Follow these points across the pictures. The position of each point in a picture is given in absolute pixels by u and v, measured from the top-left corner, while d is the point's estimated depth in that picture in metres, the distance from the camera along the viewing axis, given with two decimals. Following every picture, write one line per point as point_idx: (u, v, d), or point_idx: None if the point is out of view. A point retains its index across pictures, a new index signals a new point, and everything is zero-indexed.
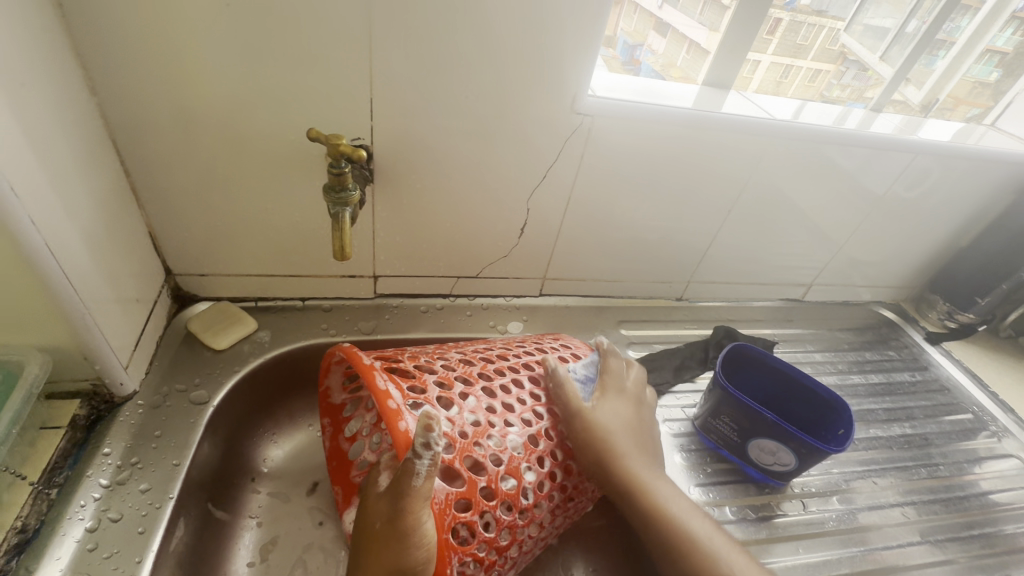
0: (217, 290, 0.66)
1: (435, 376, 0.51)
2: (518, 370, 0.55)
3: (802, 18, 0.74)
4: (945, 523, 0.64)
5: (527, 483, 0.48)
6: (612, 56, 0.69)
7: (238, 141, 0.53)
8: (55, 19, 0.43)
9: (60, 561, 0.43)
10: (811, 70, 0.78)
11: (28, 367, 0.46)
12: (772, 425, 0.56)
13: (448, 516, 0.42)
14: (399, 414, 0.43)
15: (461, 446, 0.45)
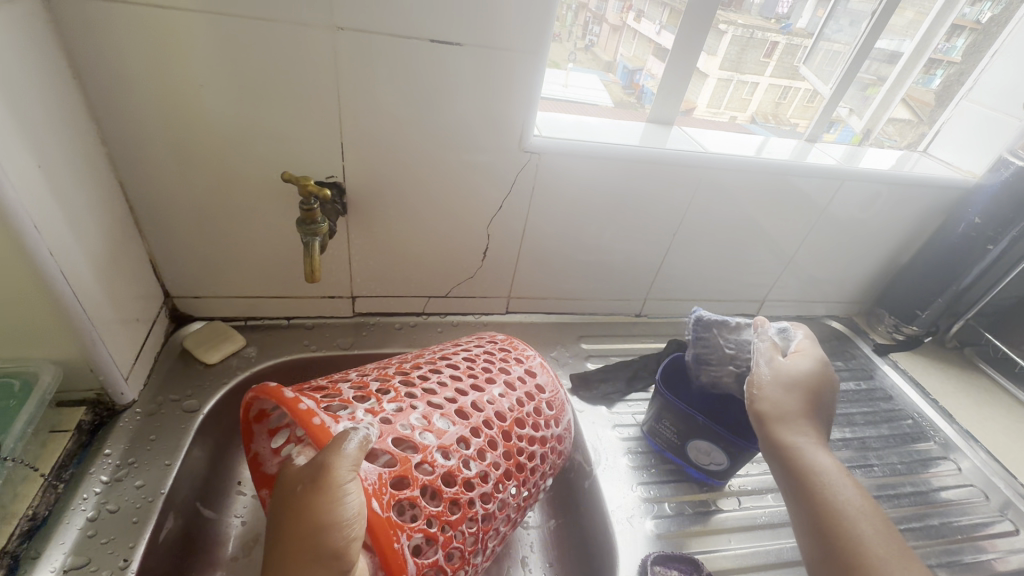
0: (210, 311, 0.74)
1: (350, 383, 0.54)
2: (434, 363, 0.60)
3: (799, 41, 0.85)
4: (896, 516, 0.71)
5: (464, 456, 0.50)
6: (611, 81, 0.84)
7: (228, 179, 0.62)
8: (75, 81, 0.52)
9: (64, 545, 0.49)
10: (808, 92, 0.89)
11: (43, 377, 0.53)
12: (705, 426, 0.61)
13: (385, 493, 0.43)
14: (310, 411, 0.45)
15: (383, 427, 0.48)
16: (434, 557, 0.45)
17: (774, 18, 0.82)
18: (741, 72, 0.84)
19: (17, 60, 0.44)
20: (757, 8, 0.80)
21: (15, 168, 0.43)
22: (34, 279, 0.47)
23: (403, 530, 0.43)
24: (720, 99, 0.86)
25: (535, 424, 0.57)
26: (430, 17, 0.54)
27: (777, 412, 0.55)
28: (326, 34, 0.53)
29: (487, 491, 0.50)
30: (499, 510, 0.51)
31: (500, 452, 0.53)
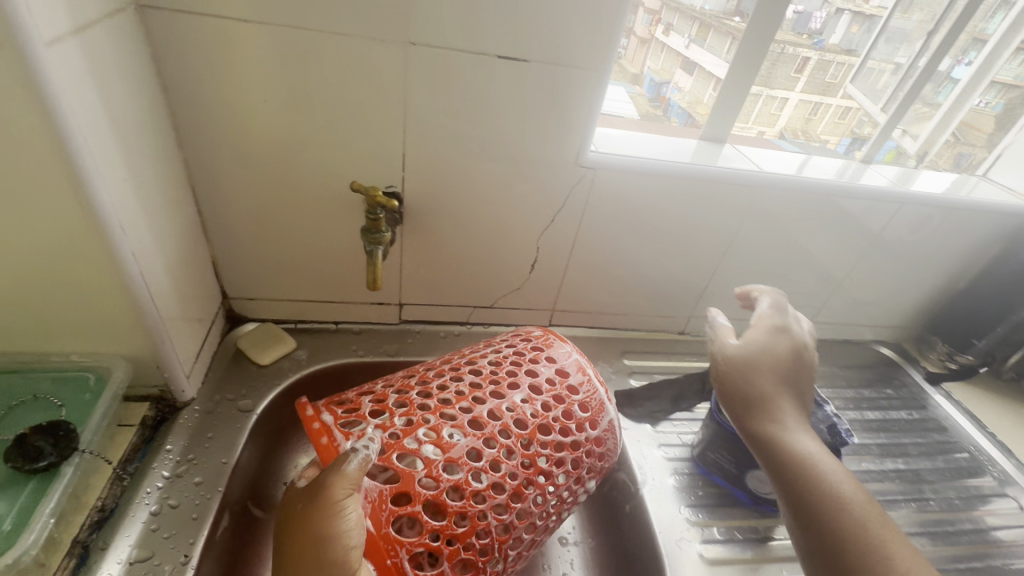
0: (263, 312, 0.76)
1: (372, 397, 0.56)
2: (459, 370, 0.60)
3: (830, 57, 0.84)
4: (953, 555, 0.68)
5: (475, 469, 0.49)
6: (638, 94, 0.81)
7: (293, 186, 0.63)
8: (159, 89, 0.54)
9: (129, 538, 0.51)
10: (839, 108, 0.88)
11: (115, 373, 0.55)
12: None
13: (383, 511, 0.45)
14: (320, 434, 0.49)
15: (391, 443, 0.49)
16: (440, 570, 0.45)
17: (806, 33, 0.78)
18: (771, 87, 0.80)
19: (116, 70, 0.46)
20: (791, 22, 0.74)
21: (108, 173, 0.45)
22: (116, 278, 0.49)
23: (403, 546, 0.44)
24: (749, 114, 0.81)
25: (562, 428, 0.55)
26: (499, 34, 0.55)
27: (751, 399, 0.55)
28: (399, 48, 0.54)
29: (500, 501, 0.49)
30: (519, 520, 0.50)
31: (518, 461, 0.52)
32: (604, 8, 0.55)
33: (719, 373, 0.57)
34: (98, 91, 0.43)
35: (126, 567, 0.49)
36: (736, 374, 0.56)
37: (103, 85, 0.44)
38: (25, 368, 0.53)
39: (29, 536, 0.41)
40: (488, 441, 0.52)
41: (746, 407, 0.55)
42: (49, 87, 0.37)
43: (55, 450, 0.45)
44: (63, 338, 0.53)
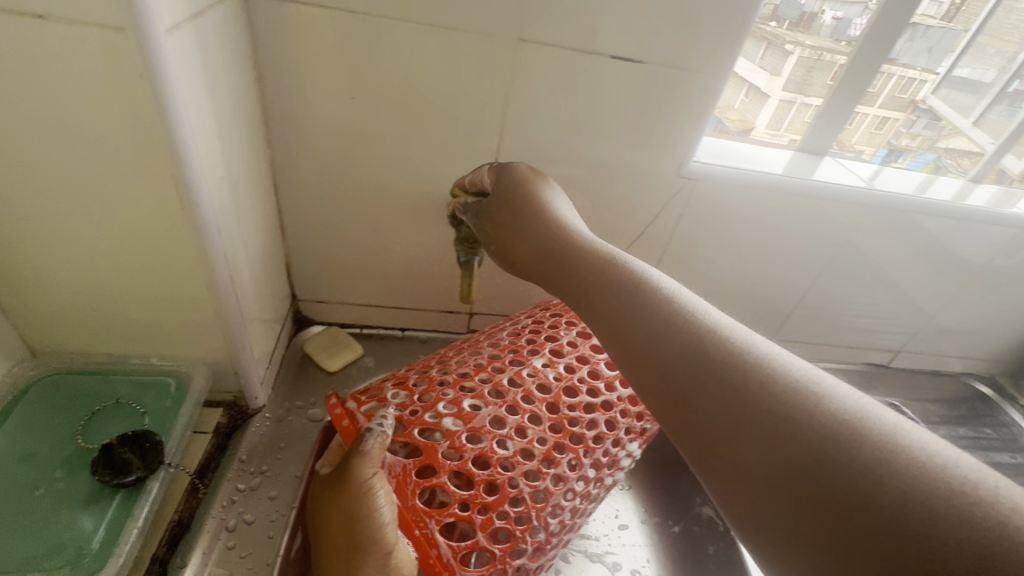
0: (330, 316, 0.73)
1: (392, 378, 0.55)
2: (478, 345, 0.59)
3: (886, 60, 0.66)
4: None
5: (499, 439, 0.48)
6: None
7: (377, 187, 0.60)
8: (255, 82, 0.51)
9: (206, 556, 0.48)
10: (878, 118, 0.72)
11: (195, 378, 0.52)
12: None
13: (408, 484, 0.44)
14: (342, 415, 0.48)
15: (411, 419, 0.48)
16: (474, 539, 0.43)
17: (845, 41, 0.65)
18: (805, 94, 0.69)
19: (223, 62, 0.43)
20: (828, 28, 0.65)
21: (211, 171, 0.42)
22: (207, 281, 0.46)
23: (432, 517, 0.43)
24: (778, 121, 0.72)
25: (589, 391, 0.54)
26: (617, 33, 0.51)
27: (568, 276, 0.45)
28: (508, 45, 0.51)
29: (532, 468, 0.47)
30: (556, 487, 0.48)
31: (546, 425, 0.50)
32: (734, 12, 0.51)
33: (512, 240, 0.49)
34: (208, 82, 0.40)
35: None
36: (561, 229, 0.47)
37: (213, 76, 0.41)
38: (106, 371, 0.52)
39: (120, 556, 0.40)
40: (512, 409, 0.50)
41: (574, 285, 0.44)
42: (168, 78, 0.35)
43: (142, 463, 0.44)
44: (146, 341, 0.51)
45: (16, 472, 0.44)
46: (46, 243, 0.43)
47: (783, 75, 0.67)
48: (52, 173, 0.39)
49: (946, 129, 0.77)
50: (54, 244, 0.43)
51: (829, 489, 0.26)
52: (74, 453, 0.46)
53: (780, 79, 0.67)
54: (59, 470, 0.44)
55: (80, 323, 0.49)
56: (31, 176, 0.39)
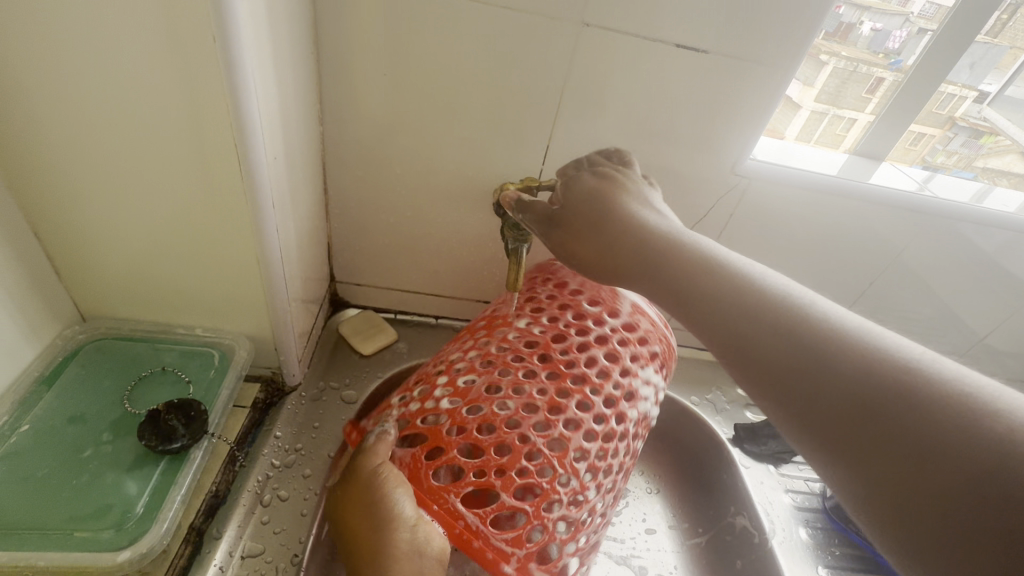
0: (366, 300, 0.73)
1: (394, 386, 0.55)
2: (469, 327, 0.57)
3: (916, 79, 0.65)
4: None
5: (497, 401, 0.45)
6: None
7: (425, 171, 0.60)
8: (313, 57, 0.51)
9: (240, 530, 0.48)
10: (913, 134, 0.68)
11: (238, 352, 0.53)
12: None
13: (418, 470, 0.42)
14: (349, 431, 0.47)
15: (409, 413, 0.47)
16: (500, 502, 0.40)
17: (882, 53, 0.64)
18: (839, 106, 0.67)
19: (289, 33, 0.43)
20: (865, 39, 0.63)
21: (271, 142, 0.42)
22: (258, 254, 0.46)
23: (451, 492, 0.40)
24: (808, 132, 0.68)
25: (584, 332, 0.51)
26: (683, 22, 0.50)
27: (634, 254, 0.42)
28: (570, 31, 0.50)
29: (541, 414, 0.44)
30: (574, 432, 0.44)
31: (542, 375, 0.47)
32: (807, 7, 0.49)
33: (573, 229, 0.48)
34: (274, 51, 0.40)
35: (239, 562, 0.46)
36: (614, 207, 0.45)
37: (278, 47, 0.41)
38: (153, 340, 0.53)
39: (162, 523, 0.40)
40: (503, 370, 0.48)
41: (637, 263, 0.41)
42: (240, 43, 0.35)
43: (187, 431, 0.44)
44: (194, 310, 0.51)
45: (64, 432, 0.44)
46: (106, 206, 0.43)
47: (815, 85, 0.64)
48: (119, 135, 0.39)
49: (985, 147, 0.73)
50: (113, 207, 0.44)
51: (915, 458, 0.26)
52: (121, 417, 0.47)
53: (812, 89, 0.64)
54: (106, 433, 0.45)
55: (130, 290, 0.49)
56: (99, 137, 0.39)
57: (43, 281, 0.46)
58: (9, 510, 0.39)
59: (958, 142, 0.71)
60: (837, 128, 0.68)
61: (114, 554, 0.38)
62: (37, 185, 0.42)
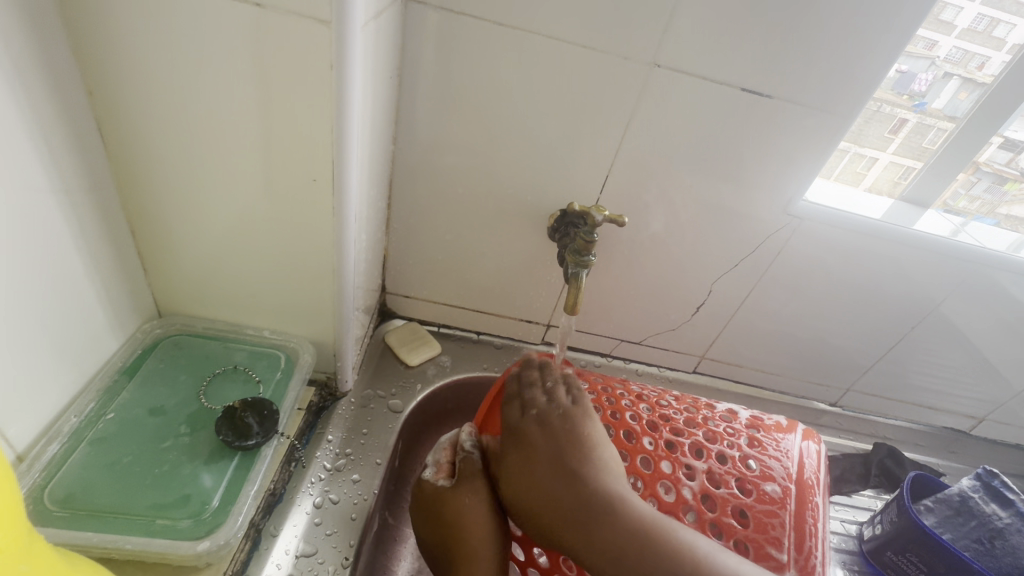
0: (411, 312, 0.74)
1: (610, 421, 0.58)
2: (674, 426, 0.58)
3: (931, 121, 0.64)
4: None
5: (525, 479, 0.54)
6: None
7: (486, 194, 0.62)
8: (395, 84, 0.55)
9: (296, 529, 0.49)
10: (947, 181, 0.67)
11: (302, 355, 0.55)
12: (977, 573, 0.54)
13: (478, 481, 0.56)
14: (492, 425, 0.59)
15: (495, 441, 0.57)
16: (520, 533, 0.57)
17: (906, 95, 0.62)
18: (860, 145, 0.65)
19: (382, 63, 0.46)
20: (890, 80, 0.60)
21: (360, 160, 0.45)
22: (334, 263, 0.49)
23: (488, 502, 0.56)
24: (830, 169, 0.66)
25: (699, 488, 0.53)
26: (749, 67, 0.52)
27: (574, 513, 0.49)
28: (641, 68, 0.53)
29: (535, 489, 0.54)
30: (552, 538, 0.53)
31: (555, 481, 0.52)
32: (868, 66, 0.52)
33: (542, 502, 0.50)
34: (371, 77, 0.43)
35: (294, 560, 0.47)
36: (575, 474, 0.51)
37: (374, 73, 0.44)
38: (223, 339, 0.55)
39: (236, 518, 0.43)
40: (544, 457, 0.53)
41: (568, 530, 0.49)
42: (352, 70, 0.38)
43: (260, 429, 0.47)
44: (266, 313, 0.54)
45: (145, 422, 0.47)
46: (199, 209, 0.46)
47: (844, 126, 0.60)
48: (227, 147, 0.42)
49: (1009, 194, 0.71)
50: (209, 212, 0.46)
51: None
52: (195, 411, 0.49)
53: None
54: (183, 426, 0.47)
55: (209, 290, 0.52)
56: (207, 147, 0.42)
57: (132, 275, 0.49)
58: (98, 494, 0.41)
59: (981, 186, 0.70)
60: (857, 167, 0.67)
61: (194, 544, 0.40)
62: (144, 188, 0.45)
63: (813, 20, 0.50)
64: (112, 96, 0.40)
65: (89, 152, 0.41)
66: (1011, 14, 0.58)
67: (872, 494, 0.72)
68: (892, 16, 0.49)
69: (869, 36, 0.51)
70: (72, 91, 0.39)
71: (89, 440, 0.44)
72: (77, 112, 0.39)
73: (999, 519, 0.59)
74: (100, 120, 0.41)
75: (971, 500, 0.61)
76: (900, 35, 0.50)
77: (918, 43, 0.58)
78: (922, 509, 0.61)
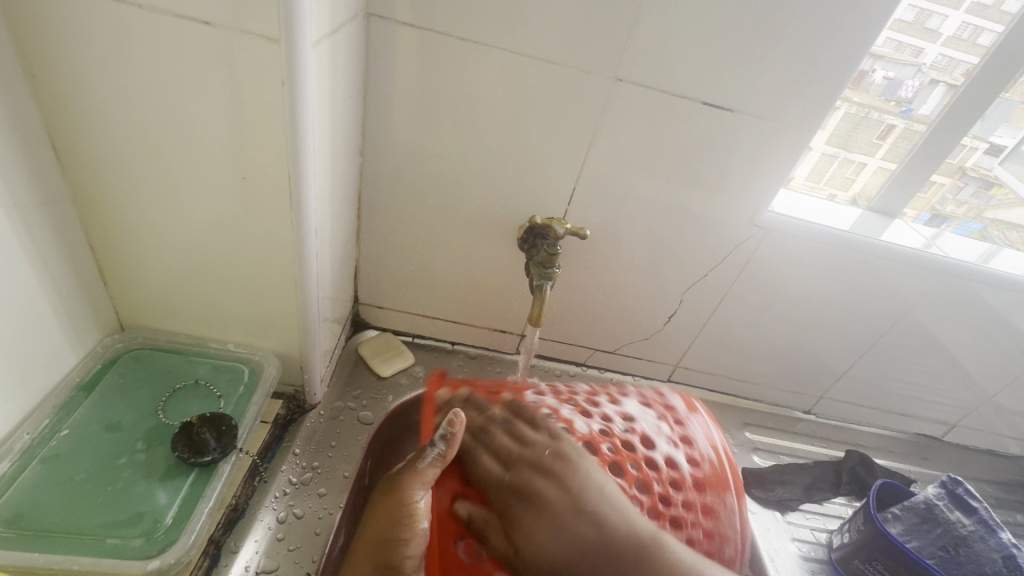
0: (385, 322, 0.74)
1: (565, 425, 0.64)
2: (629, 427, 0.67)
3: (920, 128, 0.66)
4: None
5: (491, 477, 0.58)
6: None
7: (455, 205, 0.62)
8: (361, 96, 0.55)
9: (257, 545, 0.49)
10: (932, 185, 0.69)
11: (267, 368, 0.55)
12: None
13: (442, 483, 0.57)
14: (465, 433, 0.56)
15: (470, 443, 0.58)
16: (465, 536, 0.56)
17: (894, 101, 0.64)
18: (849, 150, 0.67)
19: (344, 77, 0.46)
20: (878, 87, 0.62)
21: (319, 175, 0.45)
22: (295, 276, 0.49)
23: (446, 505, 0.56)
24: (818, 174, 0.68)
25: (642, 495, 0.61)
26: (711, 81, 0.53)
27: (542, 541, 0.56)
28: (604, 83, 0.53)
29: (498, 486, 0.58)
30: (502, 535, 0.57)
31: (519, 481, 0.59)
32: (827, 82, 0.53)
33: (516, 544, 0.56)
34: (330, 92, 0.43)
35: None
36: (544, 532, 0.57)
37: (334, 89, 0.44)
38: (187, 352, 0.55)
39: (190, 536, 0.42)
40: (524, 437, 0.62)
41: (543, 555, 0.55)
42: (305, 87, 0.38)
43: (218, 445, 0.47)
44: (230, 326, 0.53)
45: (101, 438, 0.46)
46: (158, 223, 0.46)
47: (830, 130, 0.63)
48: (183, 162, 0.42)
49: (996, 199, 0.73)
50: (166, 226, 0.46)
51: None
52: (154, 427, 0.48)
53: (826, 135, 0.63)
54: (140, 442, 0.47)
55: (171, 303, 0.51)
56: (163, 161, 0.42)
57: (91, 290, 0.48)
58: (49, 513, 0.41)
59: (968, 192, 0.71)
60: (846, 171, 0.69)
61: (145, 563, 0.40)
62: (100, 203, 0.45)
63: (772, 34, 0.51)
64: (64, 112, 0.40)
65: (42, 167, 0.41)
66: (994, 22, 0.59)
67: (843, 501, 0.73)
68: (850, 30, 0.50)
69: (827, 51, 0.51)
70: (22, 107, 0.38)
71: (42, 457, 0.44)
72: (27, 128, 0.39)
73: (964, 526, 0.60)
74: (51, 135, 0.41)
75: (937, 508, 0.61)
76: (857, 52, 0.52)
77: (904, 50, 0.60)
78: (889, 517, 0.61)
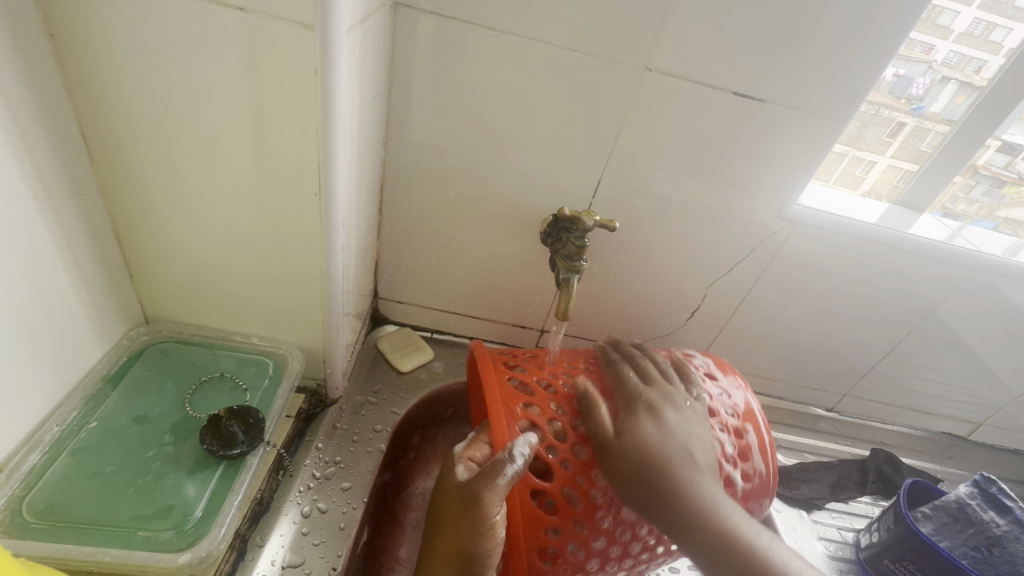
0: (404, 317, 0.74)
1: None
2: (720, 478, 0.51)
3: (929, 125, 0.64)
4: None
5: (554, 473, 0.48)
6: None
7: (476, 198, 0.62)
8: (385, 87, 0.54)
9: (282, 539, 0.49)
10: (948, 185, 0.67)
11: (290, 362, 0.55)
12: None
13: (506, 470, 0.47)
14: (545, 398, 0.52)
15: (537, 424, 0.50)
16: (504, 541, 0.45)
17: (904, 99, 0.62)
18: (858, 148, 0.65)
19: (370, 66, 0.46)
20: (888, 84, 0.61)
21: (348, 166, 0.45)
22: (321, 270, 0.48)
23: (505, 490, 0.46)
24: (827, 173, 0.66)
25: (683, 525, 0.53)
26: (741, 71, 0.52)
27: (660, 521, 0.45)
28: (632, 73, 0.52)
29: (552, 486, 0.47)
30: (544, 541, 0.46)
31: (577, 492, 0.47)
32: (862, 69, 0.52)
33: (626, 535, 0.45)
34: (359, 83, 0.43)
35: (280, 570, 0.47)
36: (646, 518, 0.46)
37: (362, 78, 0.44)
38: (211, 345, 0.54)
39: (220, 529, 0.42)
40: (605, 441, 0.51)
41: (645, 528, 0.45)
42: (337, 74, 0.37)
43: (245, 439, 0.46)
44: (255, 320, 0.53)
45: (128, 430, 0.46)
46: (186, 214, 0.46)
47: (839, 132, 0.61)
48: (213, 152, 0.42)
49: (1008, 198, 0.71)
50: (194, 217, 0.46)
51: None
52: (180, 420, 0.48)
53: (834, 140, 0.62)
54: (167, 435, 0.47)
55: (196, 295, 0.51)
56: (192, 151, 0.42)
57: (117, 282, 0.48)
58: (79, 505, 0.41)
59: (980, 190, 0.70)
60: (856, 170, 0.67)
61: (175, 556, 0.40)
62: (129, 193, 0.44)
63: (805, 24, 0.50)
64: (95, 102, 0.40)
65: (72, 158, 0.41)
66: (1007, 18, 0.57)
67: (869, 500, 0.72)
68: (885, 21, 0.49)
69: (863, 37, 0.50)
70: (53, 96, 0.38)
71: (70, 449, 0.44)
72: (57, 117, 0.39)
73: (998, 526, 0.58)
74: (81, 123, 0.41)
75: (969, 507, 0.60)
76: (893, 42, 0.50)
77: (915, 47, 0.59)
78: (920, 516, 0.60)
